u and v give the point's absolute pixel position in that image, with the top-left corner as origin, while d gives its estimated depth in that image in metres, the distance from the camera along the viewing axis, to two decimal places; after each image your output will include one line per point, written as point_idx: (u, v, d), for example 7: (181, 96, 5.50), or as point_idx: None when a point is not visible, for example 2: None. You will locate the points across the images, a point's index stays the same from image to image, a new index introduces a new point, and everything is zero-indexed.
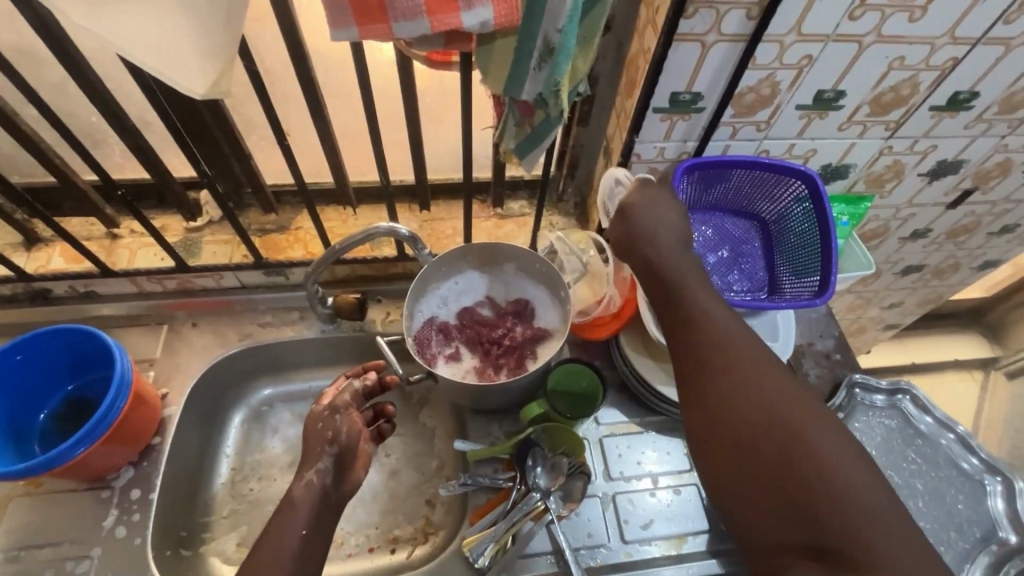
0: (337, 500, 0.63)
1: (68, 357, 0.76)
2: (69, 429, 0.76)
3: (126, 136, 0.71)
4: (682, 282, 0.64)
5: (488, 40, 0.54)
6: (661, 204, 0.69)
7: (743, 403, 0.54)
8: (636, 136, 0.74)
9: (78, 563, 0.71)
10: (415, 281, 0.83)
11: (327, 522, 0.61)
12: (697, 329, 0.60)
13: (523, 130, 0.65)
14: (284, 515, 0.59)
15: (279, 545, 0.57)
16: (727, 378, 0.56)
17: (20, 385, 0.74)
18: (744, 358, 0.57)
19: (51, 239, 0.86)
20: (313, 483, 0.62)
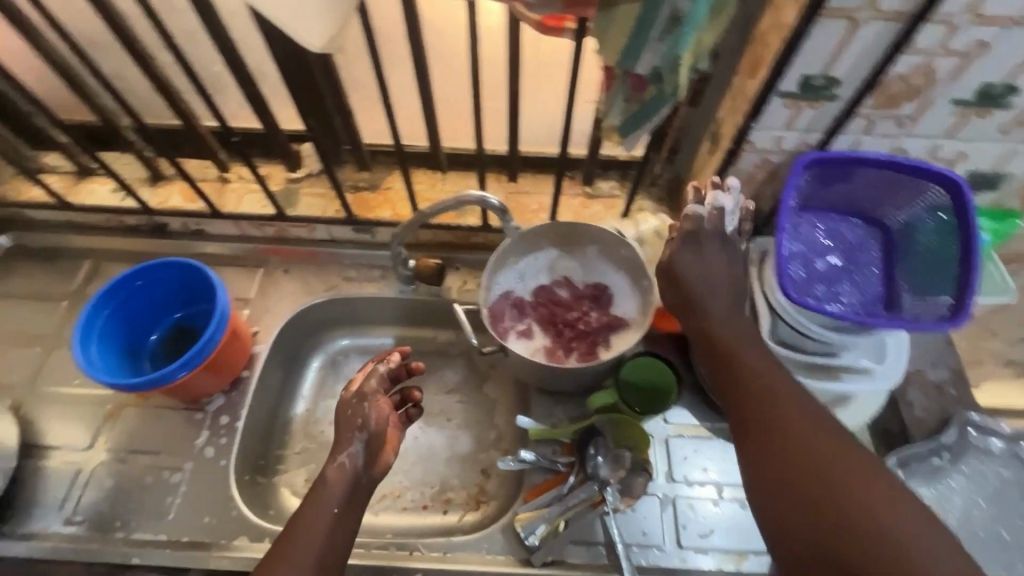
0: (369, 479, 0.65)
1: (176, 287, 0.83)
2: (173, 352, 0.83)
3: (244, 84, 0.74)
4: (730, 339, 0.62)
5: (611, 5, 0.51)
6: (709, 244, 0.65)
7: (783, 447, 0.53)
8: (754, 122, 0.67)
9: (173, 473, 0.77)
10: (494, 254, 0.83)
11: (358, 500, 0.63)
12: (738, 372, 0.60)
13: (631, 106, 0.61)
14: (317, 494, 0.61)
15: (313, 519, 0.60)
16: (768, 424, 0.55)
17: (137, 307, 0.81)
18: (785, 403, 0.56)
19: (172, 177, 0.93)
20: (345, 465, 0.63)
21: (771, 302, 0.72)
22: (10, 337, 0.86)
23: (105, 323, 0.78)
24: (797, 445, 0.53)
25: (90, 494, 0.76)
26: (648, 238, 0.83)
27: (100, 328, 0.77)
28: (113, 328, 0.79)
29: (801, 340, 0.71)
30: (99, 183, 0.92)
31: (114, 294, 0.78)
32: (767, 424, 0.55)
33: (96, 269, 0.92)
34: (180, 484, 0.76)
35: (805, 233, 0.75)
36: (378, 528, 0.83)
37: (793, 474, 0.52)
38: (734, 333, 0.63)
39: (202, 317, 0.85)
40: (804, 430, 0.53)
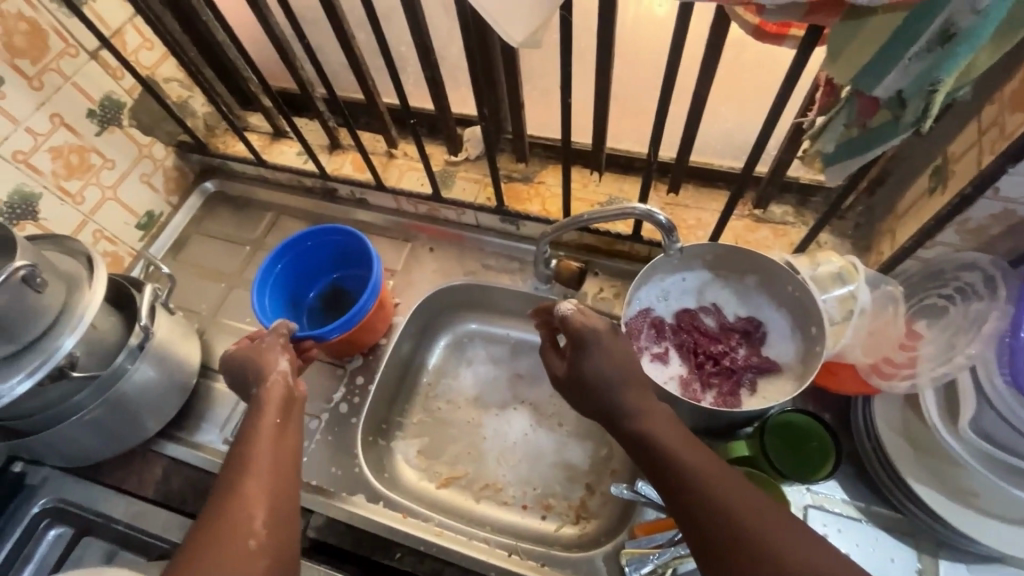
0: (299, 395, 0.68)
1: (334, 251, 0.90)
2: (329, 310, 0.91)
3: (427, 68, 0.77)
4: (671, 453, 0.56)
5: (861, 15, 0.42)
6: (607, 337, 0.61)
7: (750, 553, 0.49)
8: (1012, 166, 0.54)
9: (311, 419, 0.85)
10: (644, 266, 0.76)
11: (298, 412, 0.67)
12: (670, 470, 0.55)
13: (850, 132, 0.53)
14: (258, 407, 0.64)
15: (258, 431, 0.61)
16: (723, 527, 0.50)
17: (302, 266, 0.90)
18: (726, 494, 0.52)
19: (348, 147, 1.00)
20: (278, 381, 0.66)
21: (981, 381, 0.59)
22: (203, 270, 1.00)
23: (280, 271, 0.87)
24: (762, 540, 0.49)
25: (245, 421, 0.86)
26: (826, 281, 0.70)
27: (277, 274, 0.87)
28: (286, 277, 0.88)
29: (1014, 437, 0.59)
30: (288, 145, 1.02)
31: (292, 248, 0.87)
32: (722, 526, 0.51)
33: (275, 222, 1.03)
34: (316, 431, 0.84)
35: None
36: (475, 517, 0.83)
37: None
38: (651, 427, 0.58)
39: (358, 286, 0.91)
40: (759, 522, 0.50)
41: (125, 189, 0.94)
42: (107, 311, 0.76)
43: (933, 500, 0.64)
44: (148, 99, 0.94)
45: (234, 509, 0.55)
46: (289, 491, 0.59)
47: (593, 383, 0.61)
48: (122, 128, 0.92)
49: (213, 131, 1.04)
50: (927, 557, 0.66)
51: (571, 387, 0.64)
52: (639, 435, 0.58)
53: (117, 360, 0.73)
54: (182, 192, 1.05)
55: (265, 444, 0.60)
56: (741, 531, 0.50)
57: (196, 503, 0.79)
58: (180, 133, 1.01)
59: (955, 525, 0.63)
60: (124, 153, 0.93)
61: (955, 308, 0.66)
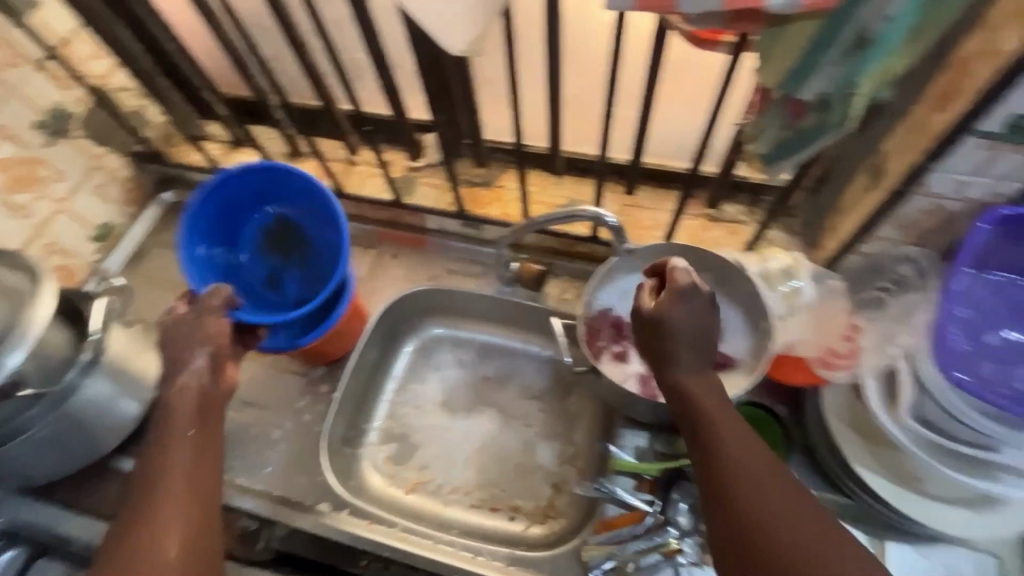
0: (215, 398, 0.66)
1: (305, 204, 0.83)
2: (270, 254, 0.85)
3: (382, 75, 0.78)
4: (702, 402, 0.56)
5: (780, 23, 0.45)
6: (688, 293, 0.58)
7: (750, 509, 0.50)
8: (935, 162, 0.57)
9: (275, 429, 0.84)
10: (600, 266, 0.78)
11: (212, 418, 0.65)
12: (721, 458, 0.53)
13: (784, 133, 0.55)
14: (167, 421, 0.62)
15: (168, 450, 0.61)
16: (729, 476, 0.52)
17: (239, 194, 0.82)
18: (774, 491, 0.50)
19: (308, 154, 0.99)
20: (187, 384, 0.64)
21: (917, 369, 0.62)
22: (163, 282, 0.99)
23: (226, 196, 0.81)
24: (765, 506, 0.49)
25: None
26: (774, 277, 0.72)
27: (221, 201, 0.81)
28: (227, 211, 0.82)
29: (951, 423, 0.61)
30: (247, 154, 1.01)
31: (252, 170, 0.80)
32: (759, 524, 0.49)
33: None
34: (281, 440, 0.83)
35: (976, 297, 0.61)
36: (444, 520, 0.84)
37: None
38: (712, 411, 0.55)
39: (302, 262, 0.85)
40: (804, 529, 0.48)
41: (78, 201, 0.92)
42: (58, 326, 0.75)
43: (879, 486, 0.66)
44: (99, 110, 0.92)
45: (147, 540, 0.56)
46: (206, 506, 0.60)
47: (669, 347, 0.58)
48: (72, 139, 0.89)
49: (171, 140, 1.02)
50: (876, 541, 0.69)
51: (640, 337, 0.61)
52: (706, 412, 0.55)
53: (67, 377, 0.71)
54: (140, 204, 1.02)
55: (177, 464, 0.60)
56: (747, 495, 0.50)
57: None
58: (135, 143, 0.99)
59: (900, 508, 0.66)
60: (75, 164, 0.91)
61: (892, 300, 0.69)
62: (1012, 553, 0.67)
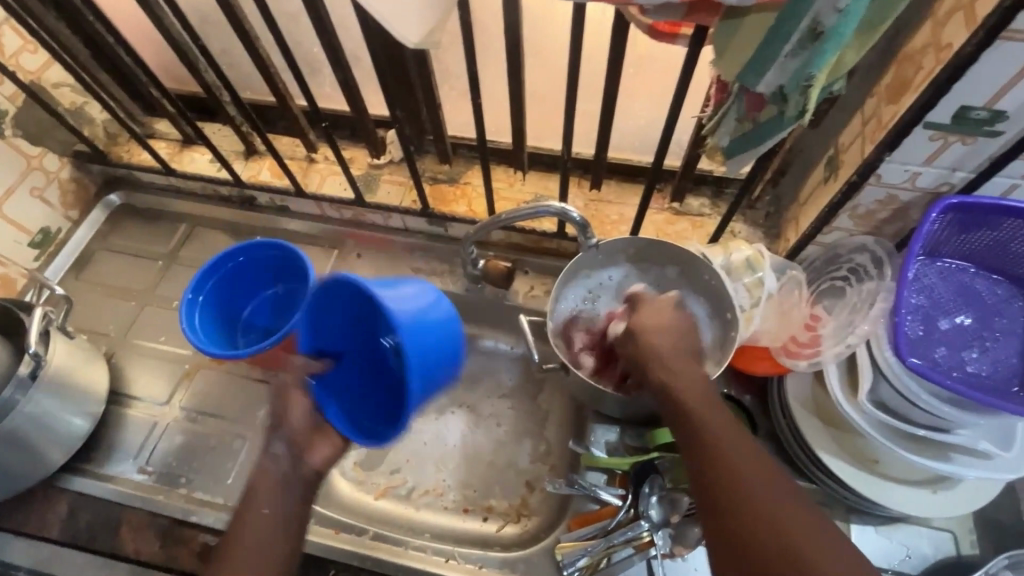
0: (307, 472, 0.63)
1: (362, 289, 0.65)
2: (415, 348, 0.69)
3: (338, 70, 0.75)
4: (684, 385, 0.59)
5: (737, 15, 0.45)
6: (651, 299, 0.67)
7: (731, 485, 0.51)
8: (889, 154, 0.57)
9: (236, 439, 0.81)
10: (566, 267, 0.77)
11: (298, 496, 0.61)
12: (712, 450, 0.53)
13: (742, 126, 0.55)
14: (248, 499, 0.59)
15: (242, 528, 0.58)
16: (712, 458, 0.53)
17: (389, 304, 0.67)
18: (762, 478, 0.51)
19: (264, 152, 0.95)
20: (272, 458, 0.62)
21: (875, 354, 0.63)
22: (111, 289, 0.93)
23: (338, 296, 0.68)
24: (746, 483, 0.51)
25: (162, 447, 0.80)
26: (738, 269, 0.73)
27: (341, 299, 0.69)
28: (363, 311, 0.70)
29: (906, 407, 0.63)
30: (199, 152, 0.97)
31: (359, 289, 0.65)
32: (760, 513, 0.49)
33: (190, 234, 0.98)
34: (241, 451, 0.80)
35: (926, 285, 0.64)
36: (416, 525, 0.82)
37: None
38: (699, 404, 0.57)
39: None
40: (790, 517, 0.49)
41: (13, 205, 0.86)
42: None
43: (841, 470, 0.68)
44: (34, 106, 0.86)
45: None
46: None
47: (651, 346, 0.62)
48: (4, 139, 0.83)
49: (115, 140, 0.97)
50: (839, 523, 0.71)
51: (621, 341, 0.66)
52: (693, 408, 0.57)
53: (4, 393, 0.67)
54: (83, 206, 0.98)
55: (249, 544, 0.57)
56: (727, 474, 0.51)
57: (107, 541, 0.73)
58: (76, 142, 0.93)
59: (862, 492, 0.67)
60: (9, 165, 0.84)
61: (851, 288, 0.70)
62: (964, 530, 0.70)
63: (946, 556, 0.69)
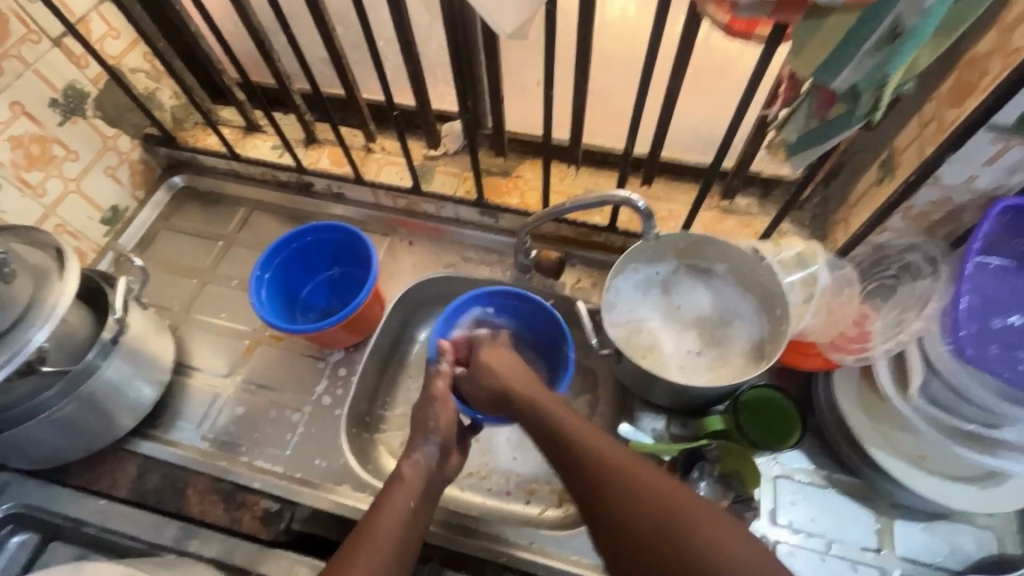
0: (441, 481, 0.71)
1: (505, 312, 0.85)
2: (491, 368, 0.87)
3: (409, 62, 0.78)
4: (530, 387, 0.71)
5: (823, 15, 0.47)
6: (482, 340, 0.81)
7: (597, 475, 0.59)
8: (950, 154, 0.59)
9: (292, 412, 0.84)
10: (622, 255, 0.78)
11: (430, 498, 0.70)
12: (575, 444, 0.63)
13: (811, 123, 0.58)
14: (396, 488, 0.68)
15: (388, 513, 0.65)
16: (581, 456, 0.61)
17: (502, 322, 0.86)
18: (656, 495, 0.56)
19: (324, 141, 0.99)
20: (419, 463, 0.70)
21: (928, 350, 0.65)
22: (173, 266, 0.97)
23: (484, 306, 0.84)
24: (610, 468, 0.59)
25: (223, 418, 0.84)
26: (790, 264, 0.75)
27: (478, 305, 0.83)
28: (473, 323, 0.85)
29: (959, 404, 0.64)
30: (262, 139, 1.00)
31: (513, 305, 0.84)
32: (678, 541, 0.52)
33: (248, 218, 1.01)
34: (299, 424, 0.83)
35: (981, 285, 0.65)
36: (461, 504, 0.84)
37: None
38: (602, 449, 0.61)
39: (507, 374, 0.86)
40: (670, 500, 0.55)
41: (89, 182, 0.91)
42: (77, 306, 0.73)
43: (891, 466, 0.70)
44: (114, 89, 0.91)
45: None
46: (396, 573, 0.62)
47: (547, 428, 0.66)
48: (86, 119, 0.88)
49: (181, 125, 1.01)
50: (884, 518, 0.73)
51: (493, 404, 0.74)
52: (582, 446, 0.62)
53: (88, 357, 0.71)
54: (149, 187, 1.02)
55: (391, 524, 0.64)
56: (592, 463, 0.60)
57: (173, 502, 0.78)
58: (147, 125, 0.98)
59: (910, 486, 0.69)
60: (88, 144, 0.89)
61: (903, 286, 0.72)
62: (1007, 529, 0.71)
63: (991, 554, 0.70)
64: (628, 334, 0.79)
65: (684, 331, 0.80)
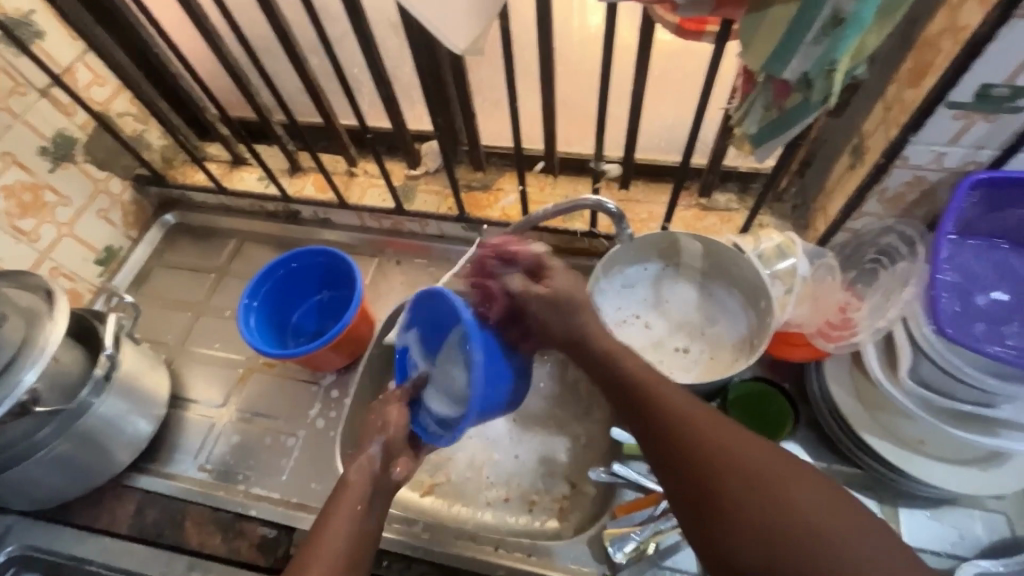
0: (387, 485, 0.68)
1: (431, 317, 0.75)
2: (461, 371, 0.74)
3: (380, 87, 0.80)
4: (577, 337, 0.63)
5: (762, 8, 0.48)
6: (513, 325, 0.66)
7: (646, 398, 0.58)
8: (913, 135, 0.60)
9: (288, 437, 0.84)
10: (603, 259, 0.78)
11: (379, 501, 0.67)
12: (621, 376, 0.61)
13: (770, 114, 0.58)
14: (342, 493, 0.65)
15: (335, 518, 0.63)
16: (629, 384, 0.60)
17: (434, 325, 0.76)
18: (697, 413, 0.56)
19: (308, 169, 1.01)
20: (366, 467, 0.67)
21: (913, 332, 0.65)
22: (168, 300, 0.99)
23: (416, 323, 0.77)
24: (651, 391, 0.58)
25: (219, 447, 0.85)
26: (770, 256, 0.74)
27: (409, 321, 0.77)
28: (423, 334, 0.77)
29: (949, 383, 0.63)
30: (249, 172, 1.03)
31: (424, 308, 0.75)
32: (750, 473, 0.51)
33: (239, 248, 1.04)
34: (294, 448, 0.83)
35: (961, 263, 0.65)
36: (462, 520, 0.83)
37: (781, 550, 0.48)
38: (659, 393, 0.58)
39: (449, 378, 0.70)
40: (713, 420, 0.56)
41: (81, 225, 0.93)
42: (69, 345, 0.75)
43: (889, 453, 0.69)
44: (101, 134, 0.93)
45: None
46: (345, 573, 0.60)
47: (604, 354, 0.62)
48: (76, 164, 0.91)
49: (171, 163, 1.03)
50: (888, 508, 0.71)
51: (551, 333, 0.64)
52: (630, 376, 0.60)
53: (80, 395, 0.72)
54: (142, 226, 1.05)
55: (331, 529, 0.62)
56: (638, 387, 0.59)
57: (172, 534, 0.78)
58: (137, 166, 1.00)
59: (909, 473, 0.68)
60: (79, 188, 0.92)
61: (884, 270, 0.72)
62: (1018, 512, 0.70)
63: (1001, 537, 0.69)
64: (619, 331, 0.79)
65: (677, 326, 0.79)
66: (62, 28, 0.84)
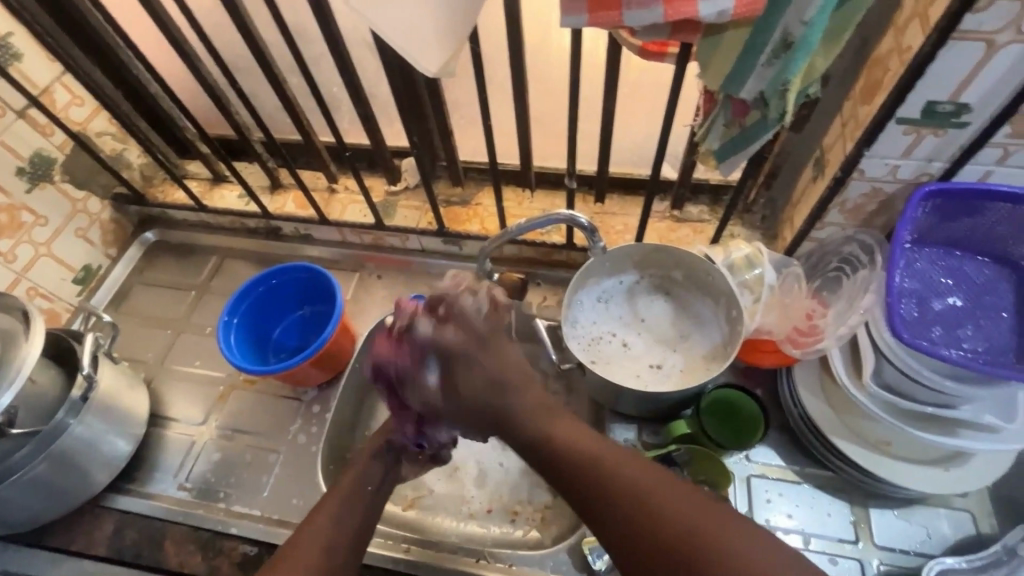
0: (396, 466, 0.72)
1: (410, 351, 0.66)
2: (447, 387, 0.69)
3: (359, 106, 0.81)
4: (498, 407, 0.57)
5: (718, 32, 0.50)
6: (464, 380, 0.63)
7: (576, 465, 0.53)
8: (867, 149, 0.62)
9: (270, 454, 0.84)
10: (578, 272, 0.79)
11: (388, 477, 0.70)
12: (546, 443, 0.55)
13: (731, 131, 0.61)
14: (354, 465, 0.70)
15: (345, 484, 0.68)
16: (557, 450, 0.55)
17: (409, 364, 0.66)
18: (635, 470, 0.52)
19: (289, 186, 1.02)
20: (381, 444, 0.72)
21: (875, 337, 0.67)
22: (147, 318, 0.99)
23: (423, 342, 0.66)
24: (582, 455, 0.53)
25: (200, 465, 0.84)
26: (739, 265, 0.76)
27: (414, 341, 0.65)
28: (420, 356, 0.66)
29: (911, 386, 0.66)
30: (229, 189, 1.03)
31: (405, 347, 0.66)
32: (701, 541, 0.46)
33: (220, 265, 1.04)
34: (275, 464, 0.83)
35: (918, 270, 0.68)
36: (445, 532, 0.83)
37: None
38: (587, 454, 0.53)
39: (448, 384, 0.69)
40: (653, 473, 0.52)
41: (59, 244, 0.93)
42: (46, 367, 0.75)
43: (858, 456, 0.71)
44: (79, 154, 0.93)
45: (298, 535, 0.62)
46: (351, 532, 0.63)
47: (524, 424, 0.56)
48: (54, 184, 0.91)
49: (151, 181, 1.04)
50: (859, 509, 0.73)
51: (474, 420, 0.59)
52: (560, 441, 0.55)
53: (57, 416, 0.71)
54: (121, 244, 1.05)
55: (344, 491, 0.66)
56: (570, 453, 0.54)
57: (151, 555, 0.77)
58: (115, 185, 1.00)
59: (878, 474, 0.70)
60: (56, 208, 0.92)
61: (847, 278, 0.74)
62: (982, 510, 0.72)
63: (966, 535, 0.71)
64: (595, 341, 0.80)
65: (651, 335, 0.81)
66: (40, 50, 0.84)
